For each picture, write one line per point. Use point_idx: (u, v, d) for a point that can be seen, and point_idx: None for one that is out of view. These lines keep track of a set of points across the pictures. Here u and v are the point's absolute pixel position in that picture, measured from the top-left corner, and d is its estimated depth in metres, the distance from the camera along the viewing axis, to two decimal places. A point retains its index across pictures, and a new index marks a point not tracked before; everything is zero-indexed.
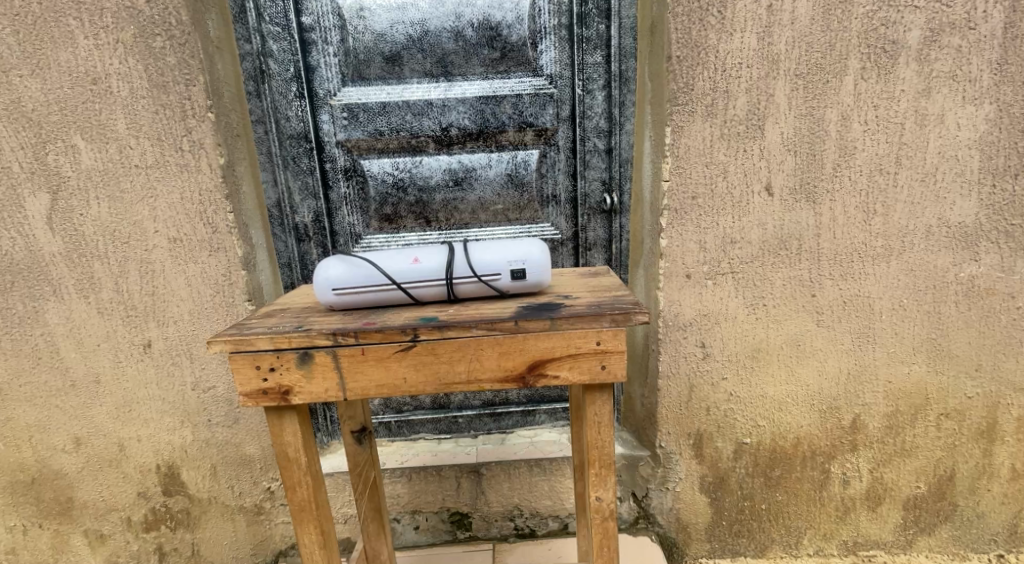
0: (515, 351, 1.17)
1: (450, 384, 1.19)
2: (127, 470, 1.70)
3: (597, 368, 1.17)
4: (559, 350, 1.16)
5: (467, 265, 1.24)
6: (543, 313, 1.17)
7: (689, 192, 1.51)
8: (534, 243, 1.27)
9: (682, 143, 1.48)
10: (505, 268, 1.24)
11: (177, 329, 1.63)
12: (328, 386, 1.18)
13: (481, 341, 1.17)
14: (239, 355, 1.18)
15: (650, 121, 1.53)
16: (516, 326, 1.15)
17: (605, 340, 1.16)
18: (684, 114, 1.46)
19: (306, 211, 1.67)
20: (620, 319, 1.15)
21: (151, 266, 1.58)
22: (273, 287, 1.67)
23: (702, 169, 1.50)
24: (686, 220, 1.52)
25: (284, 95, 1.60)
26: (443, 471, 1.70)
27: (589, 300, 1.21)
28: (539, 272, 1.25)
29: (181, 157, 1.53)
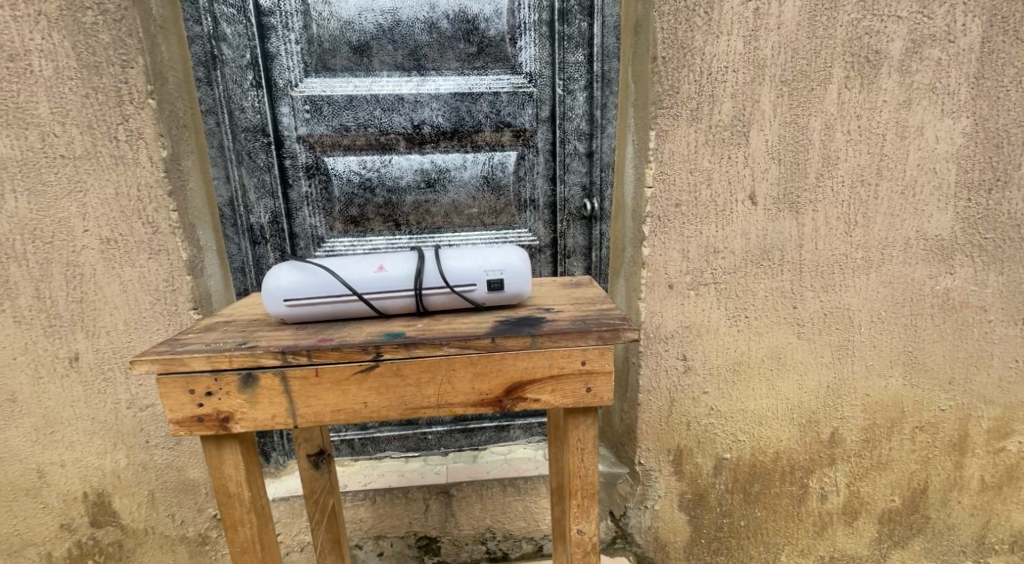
0: (492, 372, 1.00)
1: (418, 409, 1.02)
2: (47, 500, 1.50)
3: (583, 391, 1.01)
4: (540, 371, 1.00)
5: (439, 274, 1.07)
6: (523, 328, 1.00)
7: (673, 199, 1.45)
8: (516, 250, 1.10)
9: (666, 148, 1.42)
10: (482, 278, 1.07)
11: (109, 341, 1.46)
12: (276, 412, 1.01)
13: (453, 360, 0.99)
14: (168, 377, 1.00)
15: (632, 124, 1.46)
16: (492, 344, 0.98)
17: (592, 360, 1.00)
18: (670, 118, 1.40)
19: (262, 212, 1.53)
20: (609, 336, 0.99)
21: (79, 270, 1.41)
22: (223, 294, 1.52)
23: (686, 176, 1.44)
24: (670, 229, 1.46)
25: (238, 83, 1.46)
26: (410, 493, 1.59)
27: (573, 313, 1.05)
28: (521, 284, 1.08)
29: (116, 148, 1.37)
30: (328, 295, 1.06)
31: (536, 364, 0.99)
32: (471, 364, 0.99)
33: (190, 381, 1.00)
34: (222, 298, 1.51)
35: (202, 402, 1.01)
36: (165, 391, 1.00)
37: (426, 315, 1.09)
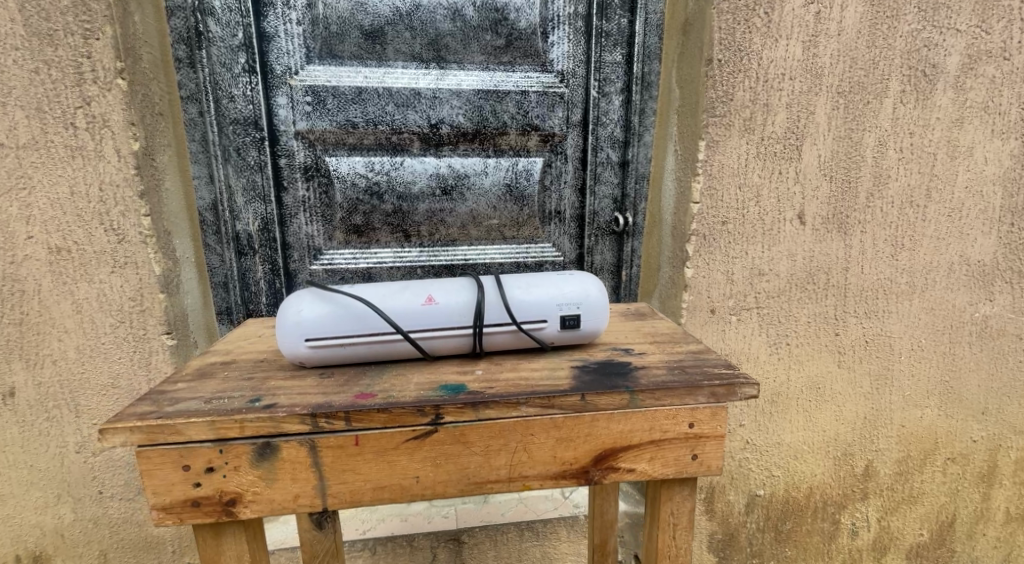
0: (580, 439, 0.95)
1: (484, 483, 0.96)
2: None
3: (686, 459, 0.98)
4: (639, 435, 0.97)
5: (499, 309, 1.04)
6: (617, 380, 0.97)
7: (719, 216, 1.32)
8: (593, 282, 1.08)
9: (716, 161, 1.29)
10: (556, 314, 1.05)
11: (56, 371, 1.21)
12: (299, 490, 0.92)
13: (531, 425, 0.95)
14: (156, 450, 0.89)
15: (675, 134, 1.35)
16: (584, 403, 0.94)
17: (700, 421, 0.97)
18: (721, 127, 1.28)
19: (250, 217, 1.32)
20: (721, 393, 0.97)
21: (22, 285, 1.17)
22: (204, 314, 1.30)
23: (735, 192, 1.32)
24: (715, 249, 1.34)
25: (227, 66, 1.27)
26: (416, 540, 1.38)
27: (664, 359, 1.04)
28: (598, 320, 1.07)
29: (73, 137, 1.15)
30: (364, 334, 1.01)
31: (636, 427, 0.96)
32: (554, 429, 0.95)
33: (186, 456, 0.90)
34: (202, 330, 1.30)
35: (200, 481, 0.90)
36: (155, 468, 0.90)
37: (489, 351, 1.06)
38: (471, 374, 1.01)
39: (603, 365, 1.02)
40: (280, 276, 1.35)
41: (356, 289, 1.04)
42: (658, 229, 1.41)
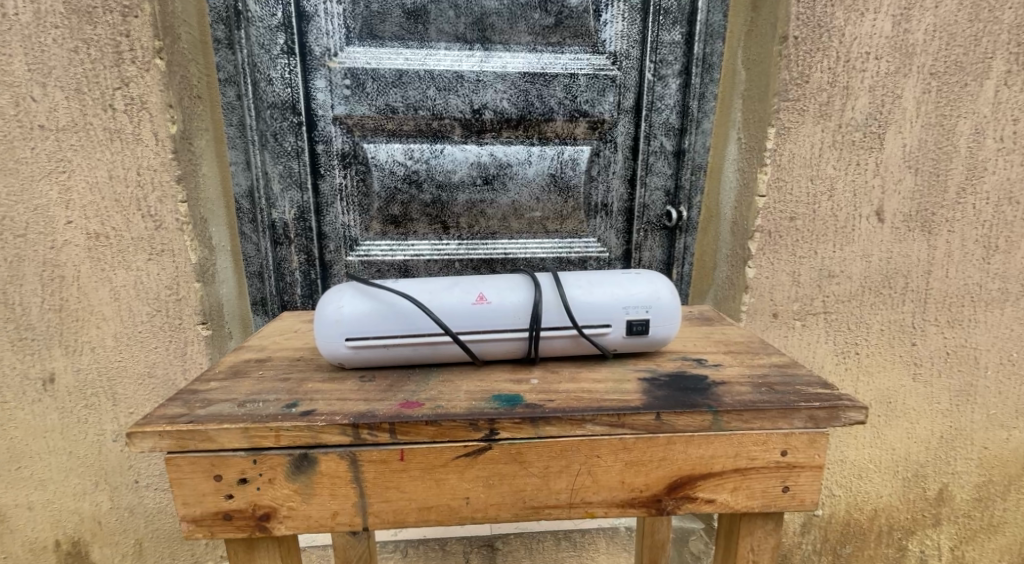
0: (653, 464, 0.95)
1: (541, 508, 0.93)
2: (11, 550, 1.25)
3: (777, 491, 1.00)
4: (723, 462, 0.97)
5: (560, 312, 0.99)
6: (694, 394, 0.99)
7: (787, 212, 1.22)
8: (665, 283, 1.04)
9: (786, 150, 1.19)
10: (625, 318, 1.01)
11: (94, 359, 1.19)
12: (338, 507, 0.87)
13: (599, 446, 0.93)
14: (186, 457, 0.83)
15: (739, 121, 1.25)
16: (659, 422, 0.94)
17: (793, 449, 0.99)
18: (794, 112, 1.17)
19: (287, 206, 1.28)
20: (821, 417, 0.98)
21: (60, 271, 1.15)
22: (238, 305, 1.27)
23: (806, 184, 1.21)
24: (781, 246, 1.24)
25: (266, 48, 1.22)
26: (450, 544, 1.33)
27: (747, 375, 1.05)
28: (668, 327, 1.03)
29: (110, 119, 1.11)
30: (411, 335, 0.95)
31: (717, 454, 0.97)
32: (625, 451, 0.94)
33: (218, 465, 0.84)
34: (237, 318, 1.27)
35: (232, 493, 0.85)
36: (184, 478, 0.84)
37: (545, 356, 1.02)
38: (526, 383, 0.97)
39: (677, 379, 1.02)
40: (315, 266, 1.31)
41: (399, 284, 0.98)
42: (715, 225, 1.32)
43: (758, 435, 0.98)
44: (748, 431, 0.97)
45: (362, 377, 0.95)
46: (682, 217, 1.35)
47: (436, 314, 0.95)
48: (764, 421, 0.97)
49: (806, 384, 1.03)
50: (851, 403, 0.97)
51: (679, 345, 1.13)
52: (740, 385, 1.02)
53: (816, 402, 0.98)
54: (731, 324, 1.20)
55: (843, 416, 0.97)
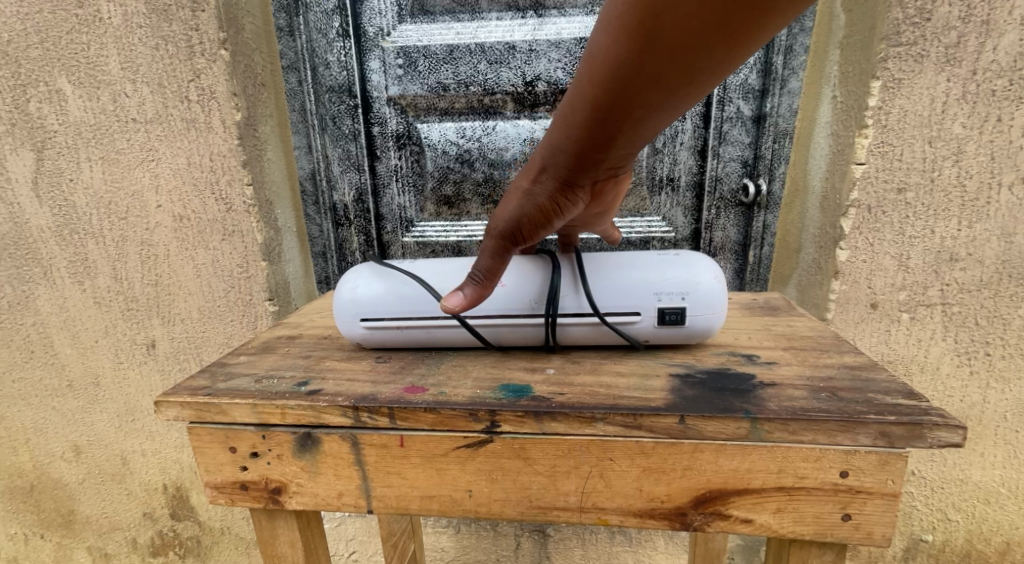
0: (676, 473, 0.88)
1: (548, 509, 0.89)
2: (131, 488, 1.43)
3: (838, 517, 0.89)
4: (765, 479, 0.88)
5: (579, 298, 0.95)
6: (728, 394, 0.90)
7: (894, 182, 1.16)
8: (709, 266, 0.96)
9: (897, 106, 1.13)
10: (657, 305, 0.94)
11: (184, 329, 1.32)
12: (342, 488, 0.90)
13: (615, 449, 0.87)
14: (205, 428, 0.90)
15: (835, 76, 1.21)
16: (683, 427, 0.86)
17: (856, 470, 0.88)
18: (908, 60, 1.12)
19: (346, 188, 1.37)
20: (896, 436, 0.86)
21: (154, 249, 1.28)
22: (305, 284, 1.37)
23: (921, 146, 1.14)
24: (884, 224, 1.18)
25: (323, 32, 1.30)
26: (500, 527, 1.38)
27: (806, 377, 0.94)
28: (710, 318, 0.95)
29: (187, 110, 1.20)
30: (423, 318, 0.96)
31: (756, 468, 0.88)
32: (642, 456, 0.87)
33: (232, 438, 0.90)
34: (302, 295, 1.36)
35: (246, 465, 0.91)
36: (204, 447, 0.91)
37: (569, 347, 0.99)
38: (541, 373, 0.93)
39: (716, 378, 0.94)
40: (373, 246, 1.40)
41: (420, 265, 1.00)
42: (804, 201, 1.30)
43: (809, 451, 0.87)
44: (798, 444, 0.87)
45: (377, 358, 0.98)
46: (760, 192, 1.35)
47: (450, 297, 0.95)
48: (819, 434, 0.87)
49: (884, 393, 0.91)
50: (939, 421, 0.85)
51: (730, 338, 1.05)
52: (794, 389, 0.92)
53: (895, 416, 0.86)
54: (799, 317, 1.13)
55: (930, 438, 0.85)
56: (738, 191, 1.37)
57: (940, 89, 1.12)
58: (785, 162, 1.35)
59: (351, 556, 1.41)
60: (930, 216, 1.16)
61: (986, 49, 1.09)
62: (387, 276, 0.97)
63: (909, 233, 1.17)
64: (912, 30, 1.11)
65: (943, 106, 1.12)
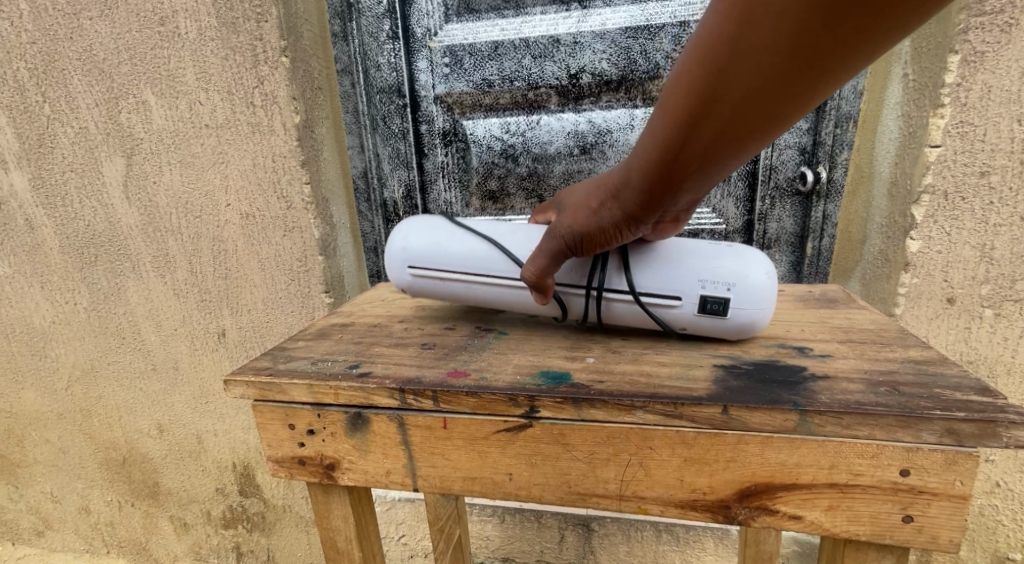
0: (718, 464, 0.86)
1: (587, 496, 0.89)
2: (206, 465, 1.52)
3: (898, 517, 0.84)
4: (817, 473, 0.84)
5: (620, 274, 0.95)
6: (778, 387, 0.87)
7: (975, 166, 1.09)
8: (762, 261, 0.93)
9: (979, 82, 1.07)
10: (699, 294, 0.93)
11: (252, 319, 1.40)
12: (390, 467, 0.92)
13: (655, 439, 0.86)
14: (266, 406, 0.93)
15: (906, 52, 1.16)
16: (727, 417, 0.84)
17: (917, 469, 0.83)
18: (993, 29, 1.05)
19: (396, 185, 1.47)
20: (966, 434, 0.81)
21: (223, 245, 1.36)
22: (358, 277, 1.48)
23: (1009, 125, 1.07)
24: (963, 211, 1.11)
25: (374, 36, 1.39)
26: (544, 518, 1.43)
27: (864, 371, 0.90)
28: (755, 315, 0.92)
29: (252, 115, 1.28)
30: (464, 272, 1.00)
31: (806, 462, 0.84)
32: (683, 446, 0.86)
33: (290, 416, 0.92)
34: (354, 286, 1.45)
35: (303, 441, 0.93)
36: (265, 423, 0.93)
37: (607, 322, 1.00)
38: (581, 361, 0.94)
39: (763, 369, 0.91)
40: None
41: (475, 223, 1.03)
42: (870, 187, 1.25)
43: (865, 447, 0.83)
44: (852, 439, 0.83)
45: (424, 345, 1.00)
46: (819, 180, 1.33)
47: (491, 254, 0.98)
48: (876, 430, 0.82)
49: (952, 389, 0.85)
50: (1015, 420, 0.79)
51: (780, 331, 1.02)
52: (849, 382, 0.87)
53: (964, 413, 0.81)
54: (857, 310, 1.08)
55: (1004, 437, 0.79)
56: (796, 180, 1.36)
57: None
58: (847, 148, 1.31)
59: (401, 540, 1.46)
60: (1019, 201, 1.09)
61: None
62: (439, 225, 1.02)
63: (993, 221, 1.10)
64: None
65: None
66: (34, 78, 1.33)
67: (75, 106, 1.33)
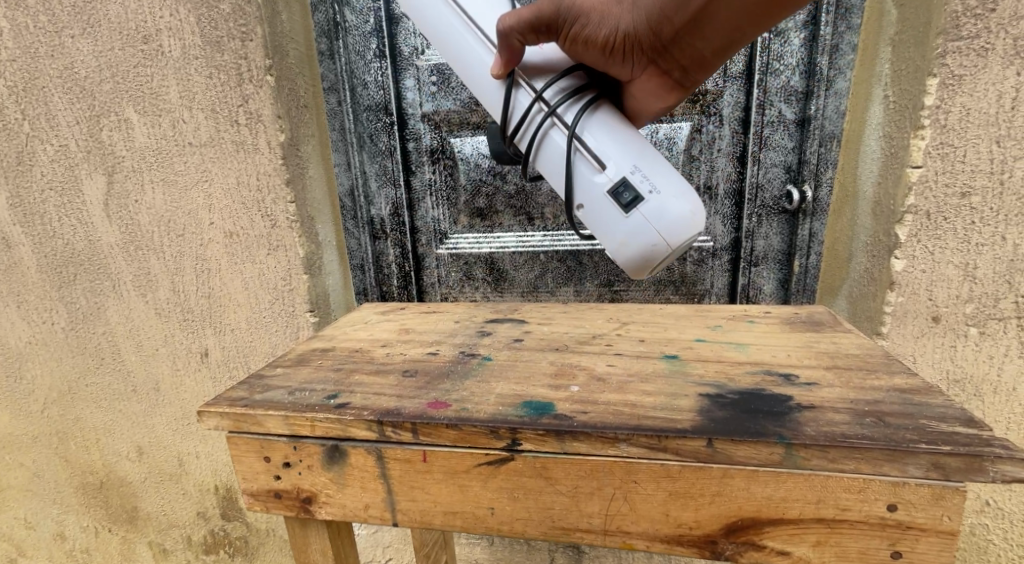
0: (704, 499, 0.84)
1: (572, 530, 0.87)
2: (187, 488, 1.50)
3: (887, 554, 0.83)
4: (803, 509, 0.83)
5: (585, 116, 1.00)
6: (763, 417, 0.85)
7: (956, 187, 1.08)
8: (699, 214, 0.98)
9: (957, 104, 1.06)
10: (624, 175, 0.99)
11: (235, 338, 1.38)
12: (369, 501, 0.89)
13: (639, 472, 0.84)
14: (241, 438, 0.91)
15: (886, 74, 1.16)
16: (711, 450, 0.82)
17: (905, 503, 0.81)
18: (970, 54, 1.04)
19: (383, 202, 1.47)
20: (953, 467, 0.79)
21: (206, 265, 1.34)
22: (343, 295, 1.45)
23: (989, 147, 1.06)
24: (946, 230, 1.10)
25: (361, 54, 1.39)
26: (534, 542, 1.41)
27: (850, 400, 0.89)
28: (645, 227, 0.98)
29: (237, 133, 1.27)
30: (468, 22, 1.04)
31: (792, 497, 0.83)
32: (668, 480, 0.84)
33: (266, 448, 0.90)
34: (340, 305, 1.43)
35: (279, 475, 0.91)
36: (240, 456, 0.91)
37: (525, 157, 1.06)
38: (565, 390, 0.92)
39: (748, 399, 0.89)
40: (409, 258, 1.50)
41: None
42: (854, 207, 1.24)
43: (851, 481, 0.82)
44: (839, 474, 0.82)
45: (405, 371, 0.98)
46: (805, 198, 1.33)
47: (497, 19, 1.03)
48: (862, 464, 0.81)
49: (938, 419, 0.84)
50: (1002, 454, 0.78)
51: (766, 356, 1.01)
52: (835, 412, 0.86)
53: (950, 447, 0.80)
54: (844, 334, 1.07)
55: (991, 471, 0.78)
56: (782, 198, 1.35)
57: (1009, 84, 1.03)
58: (832, 167, 1.31)
59: None
60: (1001, 221, 1.08)
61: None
62: None
63: (975, 240, 1.09)
64: (974, 23, 1.03)
65: (1012, 103, 1.04)
66: (14, 96, 1.31)
67: (55, 124, 1.32)
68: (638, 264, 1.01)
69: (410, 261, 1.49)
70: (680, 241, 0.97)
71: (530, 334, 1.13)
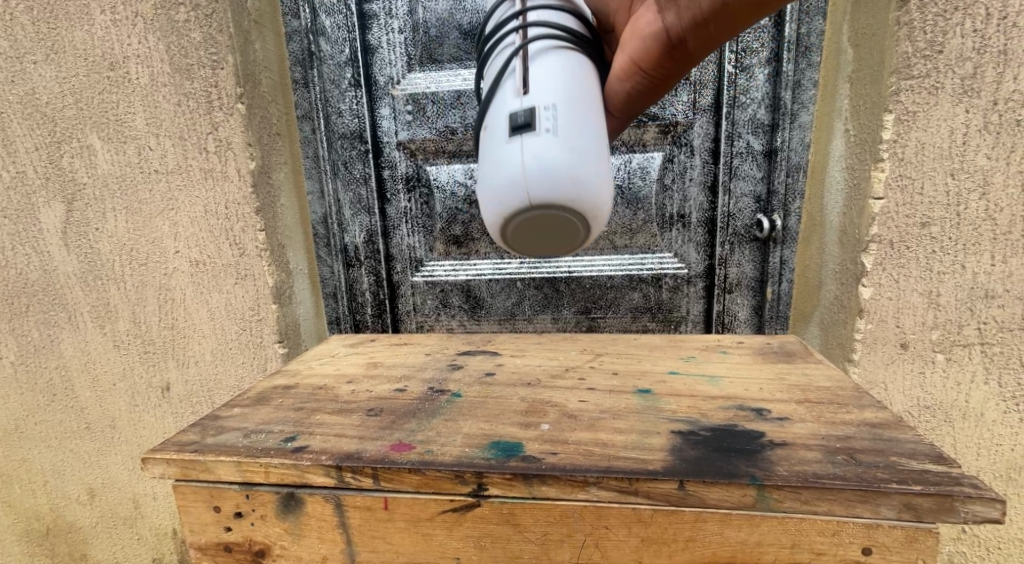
0: (676, 545, 0.81)
1: None
2: (142, 532, 1.43)
3: None
4: (778, 556, 0.81)
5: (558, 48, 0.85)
6: (736, 456, 0.83)
7: (916, 216, 1.08)
8: (584, 195, 0.80)
9: (913, 139, 1.06)
10: (538, 108, 0.81)
11: (198, 372, 1.33)
12: (327, 552, 0.86)
13: (609, 518, 0.81)
14: (190, 487, 0.87)
15: (846, 109, 1.16)
16: (683, 493, 0.79)
17: (879, 547, 0.79)
18: (921, 92, 1.05)
19: (357, 230, 1.44)
20: (925, 509, 0.77)
21: (170, 295, 1.30)
22: (315, 324, 1.41)
23: (942, 179, 1.06)
24: (909, 259, 1.10)
25: (336, 83, 1.37)
26: None
27: (823, 436, 0.87)
28: (518, 167, 0.80)
29: (205, 160, 1.23)
30: None
31: (767, 541, 0.81)
32: (640, 526, 0.81)
33: (216, 498, 0.86)
34: (312, 336, 1.40)
35: (230, 526, 0.87)
36: (188, 507, 0.87)
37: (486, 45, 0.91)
38: (535, 429, 0.89)
39: (721, 437, 0.87)
40: (383, 286, 1.46)
41: None
42: (822, 235, 1.24)
43: (825, 524, 0.80)
44: (812, 517, 0.80)
45: (369, 411, 0.94)
46: (774, 227, 1.33)
47: None
48: (835, 506, 0.78)
49: (908, 456, 0.82)
50: (972, 494, 0.76)
51: (740, 390, 0.99)
52: (807, 450, 0.84)
53: (920, 486, 0.77)
54: (815, 365, 1.06)
55: (962, 512, 0.76)
56: (753, 226, 1.34)
57: (960, 121, 1.04)
58: (800, 197, 1.31)
59: None
60: (960, 249, 1.08)
61: (1007, 78, 1.02)
62: None
63: (937, 268, 1.09)
64: (923, 63, 1.04)
65: (963, 138, 1.05)
66: None
67: (14, 151, 1.28)
68: (490, 209, 0.83)
69: (385, 289, 1.46)
70: (541, 206, 0.80)
71: (501, 367, 1.10)
